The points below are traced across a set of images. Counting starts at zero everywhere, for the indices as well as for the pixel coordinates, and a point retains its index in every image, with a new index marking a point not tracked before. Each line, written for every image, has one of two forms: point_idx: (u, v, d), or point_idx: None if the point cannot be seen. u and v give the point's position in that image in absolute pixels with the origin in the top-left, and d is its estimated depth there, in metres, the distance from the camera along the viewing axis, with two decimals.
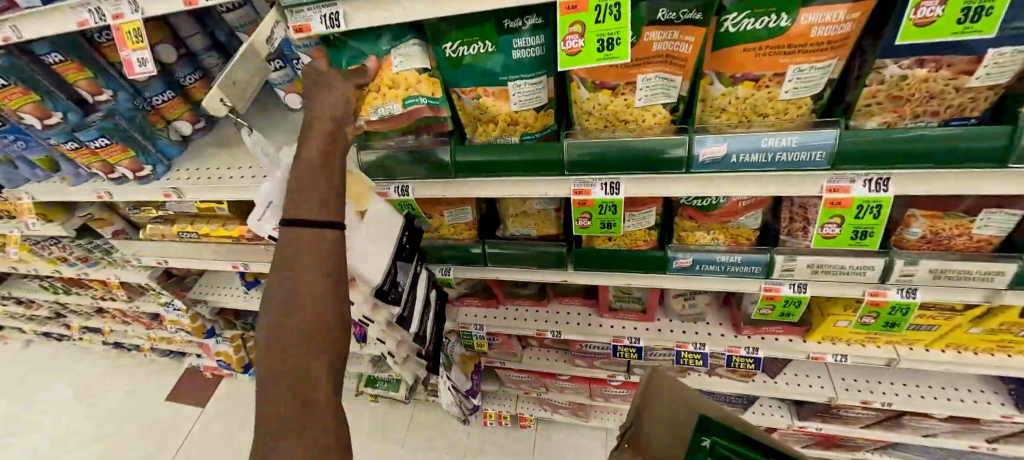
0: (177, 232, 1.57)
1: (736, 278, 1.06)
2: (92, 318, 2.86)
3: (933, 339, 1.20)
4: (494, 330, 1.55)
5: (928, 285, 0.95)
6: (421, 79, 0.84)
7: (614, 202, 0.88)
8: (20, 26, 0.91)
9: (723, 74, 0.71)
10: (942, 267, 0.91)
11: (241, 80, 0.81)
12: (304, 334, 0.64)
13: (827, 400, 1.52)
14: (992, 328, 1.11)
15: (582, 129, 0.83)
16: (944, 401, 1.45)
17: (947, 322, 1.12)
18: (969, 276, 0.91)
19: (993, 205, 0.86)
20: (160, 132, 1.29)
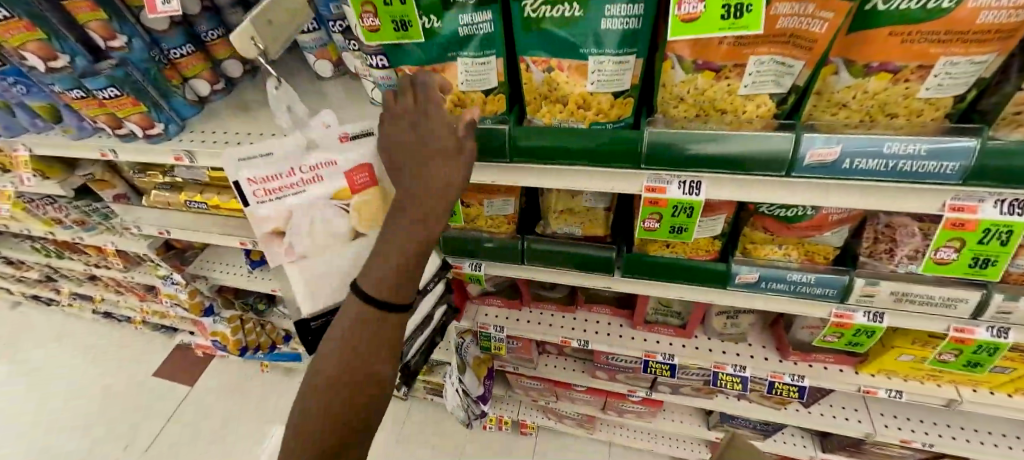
0: (183, 201, 1.45)
1: (807, 299, 0.96)
2: (83, 284, 2.76)
3: (1001, 381, 1.10)
4: (517, 333, 1.45)
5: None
6: (486, 101, 0.80)
7: (691, 204, 0.77)
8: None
9: (854, 63, 0.61)
10: None
11: (276, 20, 0.70)
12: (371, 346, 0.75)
13: (864, 436, 1.42)
14: None
15: (666, 116, 0.73)
16: (992, 447, 1.34)
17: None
18: None
19: None
20: (175, 89, 1.20)
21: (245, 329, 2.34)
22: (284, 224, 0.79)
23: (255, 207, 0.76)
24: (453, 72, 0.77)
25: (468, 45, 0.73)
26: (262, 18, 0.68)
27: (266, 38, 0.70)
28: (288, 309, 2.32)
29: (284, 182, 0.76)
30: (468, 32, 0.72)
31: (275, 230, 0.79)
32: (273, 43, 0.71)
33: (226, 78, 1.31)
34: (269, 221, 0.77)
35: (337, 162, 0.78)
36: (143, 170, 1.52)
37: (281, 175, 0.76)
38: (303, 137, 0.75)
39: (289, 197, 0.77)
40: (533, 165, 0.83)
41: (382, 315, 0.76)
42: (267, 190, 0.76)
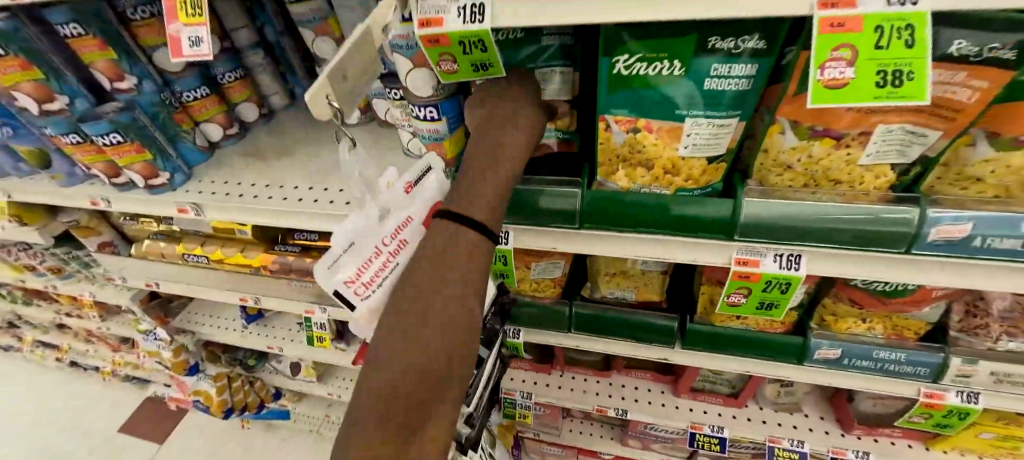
0: (182, 253, 1.31)
1: (893, 377, 0.89)
2: (49, 333, 2.55)
3: None
4: (544, 400, 1.40)
5: None
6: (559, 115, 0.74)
7: (790, 279, 0.69)
8: None
9: (998, 136, 0.54)
10: None
11: (350, 76, 0.61)
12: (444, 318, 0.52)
13: None
14: None
15: (766, 185, 0.66)
16: None
17: None
18: None
19: None
20: (185, 134, 1.09)
21: (232, 388, 2.17)
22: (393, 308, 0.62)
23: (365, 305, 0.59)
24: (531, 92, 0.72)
25: (550, 60, 0.69)
26: (337, 71, 0.57)
27: (339, 93, 0.60)
28: (280, 364, 2.17)
29: (378, 266, 0.60)
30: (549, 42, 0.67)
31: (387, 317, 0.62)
32: (343, 97, 0.61)
33: (239, 123, 1.22)
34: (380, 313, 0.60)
35: (412, 217, 0.63)
36: (135, 216, 1.39)
37: (376, 257, 0.59)
38: (376, 204, 0.61)
39: (390, 278, 0.61)
40: (606, 231, 0.74)
41: (458, 289, 0.54)
42: (373, 279, 0.59)
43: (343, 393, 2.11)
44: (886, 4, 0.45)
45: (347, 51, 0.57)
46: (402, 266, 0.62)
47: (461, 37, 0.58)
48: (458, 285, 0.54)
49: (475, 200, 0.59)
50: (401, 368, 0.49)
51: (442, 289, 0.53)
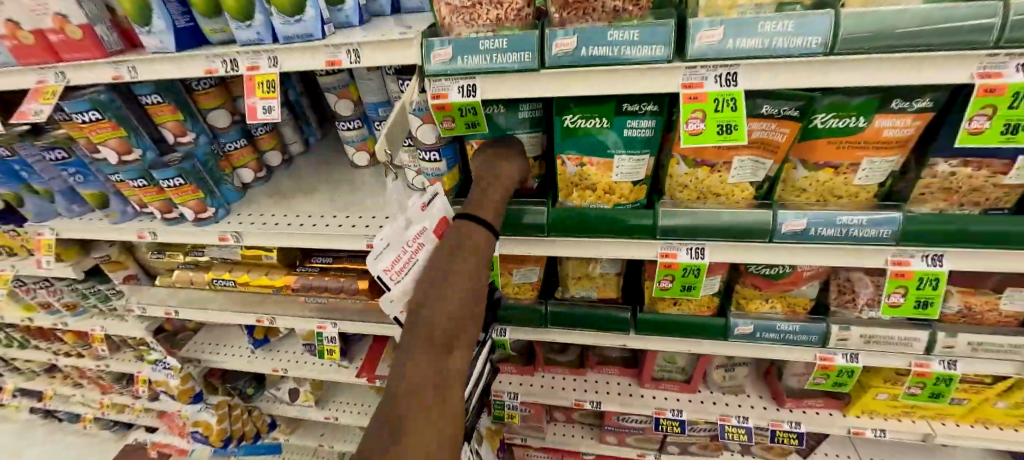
0: (210, 279, 1.48)
1: (793, 346, 1.17)
2: (37, 378, 2.62)
3: (964, 413, 1.34)
4: (528, 398, 1.64)
5: (966, 356, 1.09)
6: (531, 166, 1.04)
7: (698, 265, 0.97)
8: (138, 67, 0.97)
9: (807, 161, 0.85)
10: (979, 340, 1.05)
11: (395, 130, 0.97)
12: (459, 287, 0.73)
13: None
14: (1017, 400, 1.27)
15: (673, 199, 0.95)
16: None
17: (978, 395, 1.27)
18: (1001, 349, 1.05)
19: (1017, 283, 1.02)
20: (227, 178, 1.32)
21: (232, 416, 2.26)
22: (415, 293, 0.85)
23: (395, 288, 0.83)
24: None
25: (521, 127, 0.99)
26: (389, 131, 0.96)
27: (390, 141, 0.99)
28: (279, 391, 2.31)
29: (405, 260, 0.84)
30: (526, 115, 0.98)
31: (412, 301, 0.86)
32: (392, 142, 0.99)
33: (266, 168, 1.46)
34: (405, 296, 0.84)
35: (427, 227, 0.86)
36: (162, 250, 1.59)
37: (402, 255, 0.84)
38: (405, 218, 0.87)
39: (413, 270, 0.84)
40: (566, 238, 1.01)
41: (464, 267, 0.76)
42: (401, 269, 0.83)
43: (340, 415, 2.26)
44: (718, 86, 0.76)
45: (392, 119, 0.95)
46: (421, 263, 0.86)
47: (460, 106, 0.86)
48: (458, 269, 0.75)
49: (481, 206, 0.84)
50: (427, 327, 0.70)
51: (446, 273, 0.74)
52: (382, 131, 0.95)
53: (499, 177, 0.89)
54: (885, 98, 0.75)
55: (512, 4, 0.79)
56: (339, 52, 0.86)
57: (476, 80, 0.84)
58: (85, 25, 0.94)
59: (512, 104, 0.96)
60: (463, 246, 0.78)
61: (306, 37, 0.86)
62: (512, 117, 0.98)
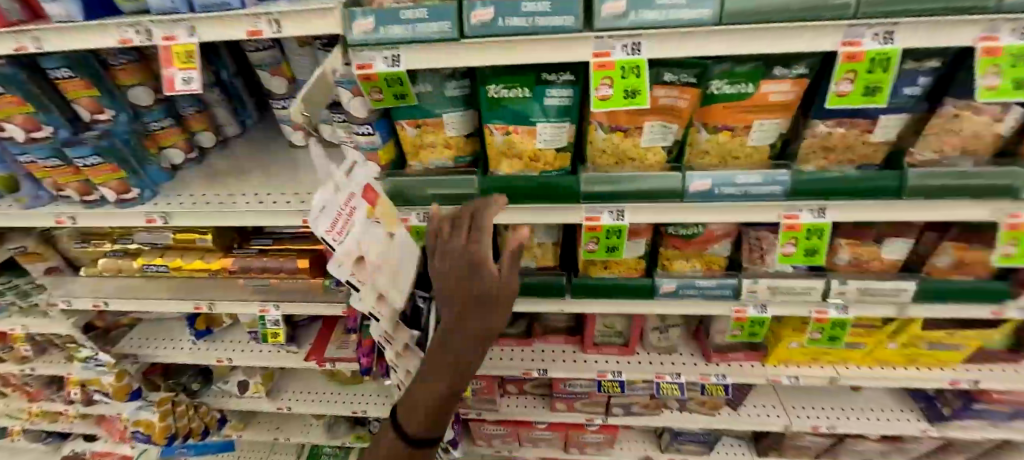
0: (141, 266, 1.44)
1: (712, 301, 1.27)
2: None
3: (863, 356, 1.51)
4: (478, 370, 1.69)
5: (855, 301, 1.22)
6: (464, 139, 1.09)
7: (619, 227, 1.04)
8: (45, 39, 0.93)
9: (707, 125, 0.94)
10: (866, 286, 1.18)
11: (314, 94, 0.98)
12: (423, 422, 0.92)
13: (783, 426, 1.81)
14: (903, 342, 1.46)
15: (594, 165, 1.02)
16: (867, 420, 1.80)
17: (872, 339, 1.45)
18: (885, 291, 1.18)
19: (893, 234, 1.16)
20: (152, 158, 1.28)
21: (176, 413, 2.17)
22: (359, 251, 0.90)
23: (341, 249, 0.87)
24: (444, 124, 1.06)
25: (451, 105, 1.03)
26: (306, 95, 0.95)
27: (306, 104, 0.98)
28: (226, 384, 2.26)
29: (344, 220, 0.88)
30: (455, 91, 1.02)
31: (358, 261, 0.90)
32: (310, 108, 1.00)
33: (198, 150, 1.41)
34: (352, 256, 0.88)
35: (353, 191, 0.92)
36: (86, 239, 1.51)
37: (340, 216, 0.88)
38: (333, 181, 0.89)
39: (352, 228, 0.90)
40: (498, 206, 1.06)
41: (427, 408, 0.90)
42: (342, 229, 0.88)
43: (293, 404, 2.25)
44: (624, 54, 0.82)
45: (312, 84, 0.94)
46: (358, 222, 0.91)
47: (385, 76, 0.89)
48: (429, 409, 0.90)
49: (450, 342, 0.84)
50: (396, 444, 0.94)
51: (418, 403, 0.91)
52: (299, 94, 0.94)
53: (478, 304, 0.80)
54: (769, 66, 0.84)
55: None
56: (260, 22, 0.86)
57: (399, 51, 0.86)
58: None
59: (439, 81, 0.99)
60: (428, 383, 0.89)
61: (222, 5, 0.86)
62: (440, 94, 1.01)
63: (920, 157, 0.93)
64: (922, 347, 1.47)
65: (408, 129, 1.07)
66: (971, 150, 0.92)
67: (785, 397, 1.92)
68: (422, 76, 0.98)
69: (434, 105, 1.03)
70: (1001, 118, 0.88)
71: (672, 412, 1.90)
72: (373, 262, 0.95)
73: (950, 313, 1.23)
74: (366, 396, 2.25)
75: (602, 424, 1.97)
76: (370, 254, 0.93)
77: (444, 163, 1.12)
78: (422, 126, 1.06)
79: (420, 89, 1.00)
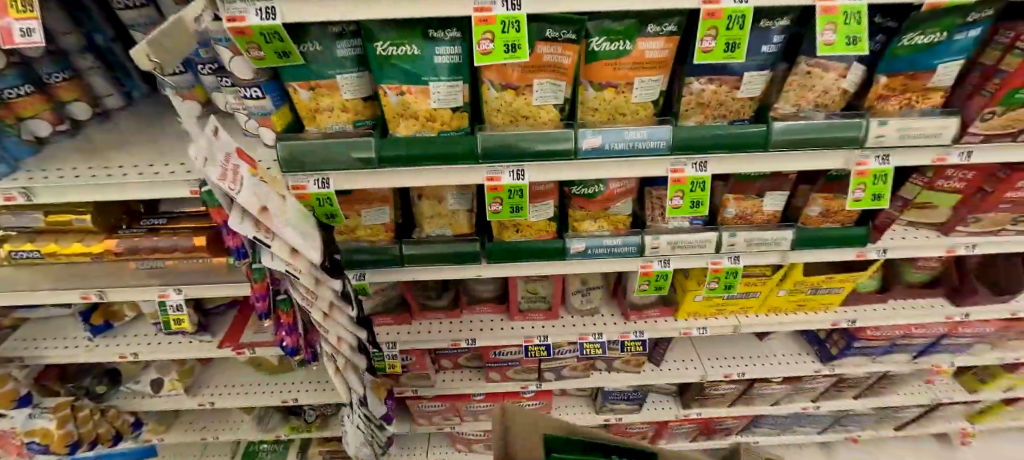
0: (8, 253, 1.30)
1: (619, 259, 1.34)
2: None
3: (759, 304, 1.62)
4: (405, 344, 1.69)
5: (745, 251, 1.31)
6: (362, 102, 1.07)
7: (521, 187, 1.07)
8: None
9: (593, 82, 0.98)
10: (752, 236, 1.28)
11: (169, 42, 0.85)
12: None
13: (700, 378, 1.95)
14: (791, 287, 1.55)
15: (492, 125, 1.03)
16: (770, 366, 1.97)
17: (765, 286, 1.53)
18: (768, 240, 1.28)
19: (772, 188, 1.26)
20: (8, 128, 1.15)
21: (78, 418, 1.96)
22: (259, 202, 0.92)
23: (240, 199, 0.88)
24: (338, 87, 1.03)
25: (344, 66, 1.01)
26: (156, 43, 0.83)
27: (162, 55, 0.86)
28: (136, 384, 2.11)
29: (235, 170, 0.89)
30: (346, 52, 0.99)
31: (260, 211, 0.92)
32: (164, 57, 0.87)
33: (70, 123, 1.29)
34: (252, 206, 0.90)
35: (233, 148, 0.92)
36: None
37: (230, 167, 0.88)
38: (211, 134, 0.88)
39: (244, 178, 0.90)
40: (400, 170, 1.05)
41: None
42: (236, 181, 0.88)
43: (215, 399, 2.14)
44: (505, 9, 0.83)
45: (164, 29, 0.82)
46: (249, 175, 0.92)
47: (261, 30, 0.85)
48: None
49: None
50: None
51: None
52: (147, 38, 0.81)
53: None
54: (640, 23, 0.90)
55: None
56: None
57: (274, 4, 0.83)
58: None
59: (326, 41, 0.96)
60: None
61: None
62: (329, 54, 0.98)
63: (782, 111, 1.03)
64: (807, 291, 1.56)
65: (300, 92, 1.03)
66: (823, 104, 1.03)
67: (700, 351, 2.06)
68: (307, 36, 0.95)
69: (326, 66, 1.00)
70: (843, 74, 0.99)
71: (600, 373, 1.98)
72: (277, 213, 0.97)
73: (826, 257, 1.34)
74: (294, 384, 2.18)
75: (537, 390, 2.02)
76: (272, 205, 0.95)
77: (342, 128, 1.09)
78: (315, 89, 1.03)
79: (309, 50, 0.97)
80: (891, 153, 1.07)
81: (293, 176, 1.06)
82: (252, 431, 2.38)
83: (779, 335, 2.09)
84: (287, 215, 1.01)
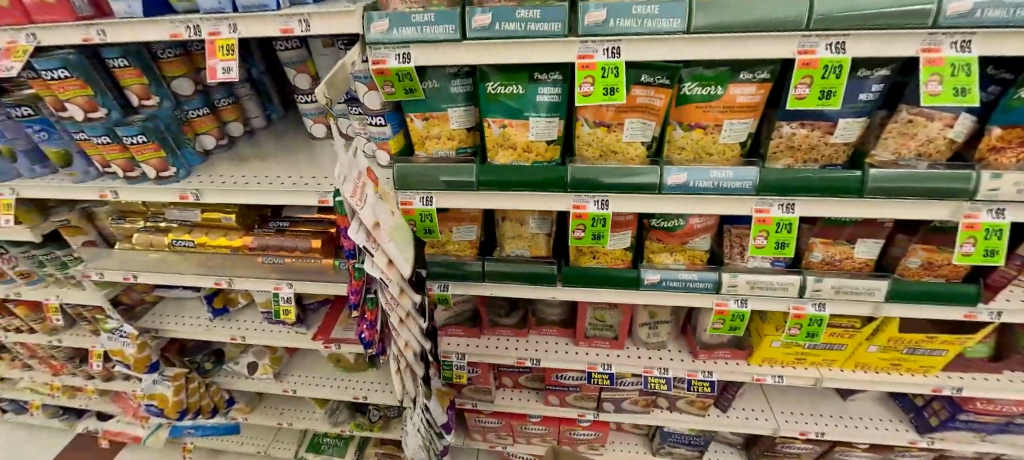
0: (170, 241, 1.59)
1: (694, 294, 1.34)
2: None
3: (844, 358, 1.52)
4: (474, 357, 1.79)
5: (832, 299, 1.27)
6: (465, 131, 1.20)
7: (604, 216, 1.14)
8: (108, 30, 1.08)
9: (683, 123, 1.05)
10: (839, 283, 1.24)
11: (336, 82, 1.04)
12: None
13: (772, 431, 1.84)
14: (884, 344, 1.44)
15: (581, 158, 1.12)
16: (856, 428, 1.82)
17: (852, 340, 1.45)
18: (858, 290, 1.24)
19: (867, 235, 1.21)
20: (188, 142, 1.43)
21: (188, 389, 2.28)
22: (374, 217, 1.07)
23: (360, 214, 1.03)
24: (448, 119, 1.18)
25: (455, 100, 1.15)
26: (329, 84, 1.02)
27: (330, 93, 1.06)
28: (236, 365, 2.38)
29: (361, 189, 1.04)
30: (458, 89, 1.14)
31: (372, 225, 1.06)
32: (333, 94, 1.06)
33: (228, 137, 1.56)
34: (368, 221, 1.05)
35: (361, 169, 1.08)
36: (122, 217, 1.67)
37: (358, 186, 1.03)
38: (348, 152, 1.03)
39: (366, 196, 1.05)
40: (492, 192, 1.17)
41: None
42: (360, 198, 1.03)
43: (299, 388, 2.35)
44: (605, 57, 0.93)
45: (334, 73, 1.01)
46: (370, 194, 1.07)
47: (397, 71, 1.02)
48: None
49: None
50: None
51: None
52: (323, 80, 1.01)
53: None
54: (734, 70, 0.96)
55: None
56: (291, 21, 1.02)
57: (409, 49, 0.99)
58: None
59: (444, 80, 1.12)
60: None
61: (260, 6, 1.02)
62: (443, 91, 1.13)
63: (880, 158, 1.02)
64: (902, 350, 1.45)
65: (416, 121, 1.19)
66: (927, 154, 1.00)
67: (774, 402, 1.95)
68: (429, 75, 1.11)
69: (440, 100, 1.15)
70: (950, 123, 0.97)
71: (662, 411, 1.93)
72: (384, 228, 1.11)
73: (924, 314, 1.25)
74: (368, 384, 2.35)
75: (594, 420, 2.01)
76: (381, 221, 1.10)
77: (446, 154, 1.23)
78: (428, 119, 1.18)
79: (429, 86, 1.13)
80: (1005, 207, 1.01)
81: (401, 193, 1.21)
82: (324, 423, 2.58)
83: (866, 396, 1.93)
84: (390, 230, 1.16)
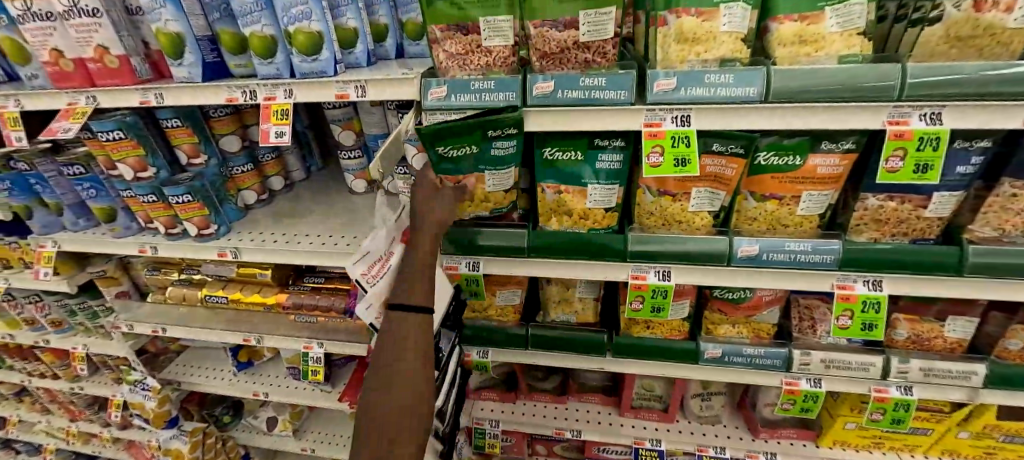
0: (204, 296, 1.56)
1: (760, 371, 1.23)
2: (5, 403, 2.56)
3: (929, 444, 1.36)
4: (509, 426, 1.66)
5: (919, 383, 1.14)
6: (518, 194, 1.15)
7: (666, 287, 1.04)
8: (166, 94, 1.08)
9: (755, 193, 0.99)
10: (928, 365, 1.12)
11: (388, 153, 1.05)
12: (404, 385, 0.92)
13: None
14: (977, 431, 1.29)
15: (641, 225, 1.06)
16: None
17: (939, 424, 1.30)
18: (951, 374, 1.11)
19: (958, 313, 1.10)
20: (231, 198, 1.42)
21: (205, 445, 2.18)
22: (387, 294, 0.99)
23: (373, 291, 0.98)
24: (484, 180, 1.04)
25: None
26: (383, 157, 1.02)
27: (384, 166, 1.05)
28: (256, 419, 2.29)
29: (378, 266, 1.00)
30: None
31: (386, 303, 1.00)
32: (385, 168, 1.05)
33: (269, 192, 1.54)
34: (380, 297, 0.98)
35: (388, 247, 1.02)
36: (157, 268, 1.65)
37: (377, 262, 1.00)
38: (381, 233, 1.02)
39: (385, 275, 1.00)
40: (545, 260, 1.10)
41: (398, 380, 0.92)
42: (376, 273, 0.99)
43: (318, 448, 2.23)
44: (675, 125, 0.88)
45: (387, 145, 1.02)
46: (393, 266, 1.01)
47: None
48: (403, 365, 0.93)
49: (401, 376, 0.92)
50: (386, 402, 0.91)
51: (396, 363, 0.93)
52: (376, 154, 1.01)
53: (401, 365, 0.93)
54: (814, 139, 0.90)
55: (500, 53, 0.93)
56: (347, 87, 0.99)
57: (466, 115, 0.96)
58: (123, 56, 1.07)
59: (485, 143, 0.97)
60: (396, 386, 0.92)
61: (319, 73, 1.01)
62: None
63: (980, 234, 0.93)
64: (999, 438, 1.28)
65: None
66: None
67: None
68: (472, 138, 0.96)
69: None
70: None
71: None
72: None
73: None
74: None
75: None
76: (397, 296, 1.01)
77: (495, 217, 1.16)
78: None
79: None
80: None
81: (448, 257, 1.15)
82: None
83: None
84: None
